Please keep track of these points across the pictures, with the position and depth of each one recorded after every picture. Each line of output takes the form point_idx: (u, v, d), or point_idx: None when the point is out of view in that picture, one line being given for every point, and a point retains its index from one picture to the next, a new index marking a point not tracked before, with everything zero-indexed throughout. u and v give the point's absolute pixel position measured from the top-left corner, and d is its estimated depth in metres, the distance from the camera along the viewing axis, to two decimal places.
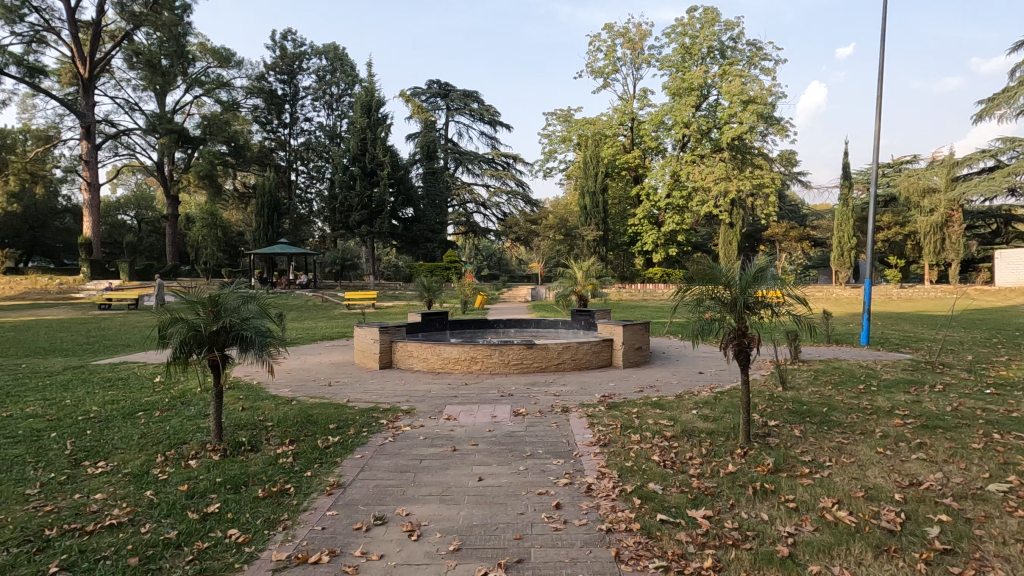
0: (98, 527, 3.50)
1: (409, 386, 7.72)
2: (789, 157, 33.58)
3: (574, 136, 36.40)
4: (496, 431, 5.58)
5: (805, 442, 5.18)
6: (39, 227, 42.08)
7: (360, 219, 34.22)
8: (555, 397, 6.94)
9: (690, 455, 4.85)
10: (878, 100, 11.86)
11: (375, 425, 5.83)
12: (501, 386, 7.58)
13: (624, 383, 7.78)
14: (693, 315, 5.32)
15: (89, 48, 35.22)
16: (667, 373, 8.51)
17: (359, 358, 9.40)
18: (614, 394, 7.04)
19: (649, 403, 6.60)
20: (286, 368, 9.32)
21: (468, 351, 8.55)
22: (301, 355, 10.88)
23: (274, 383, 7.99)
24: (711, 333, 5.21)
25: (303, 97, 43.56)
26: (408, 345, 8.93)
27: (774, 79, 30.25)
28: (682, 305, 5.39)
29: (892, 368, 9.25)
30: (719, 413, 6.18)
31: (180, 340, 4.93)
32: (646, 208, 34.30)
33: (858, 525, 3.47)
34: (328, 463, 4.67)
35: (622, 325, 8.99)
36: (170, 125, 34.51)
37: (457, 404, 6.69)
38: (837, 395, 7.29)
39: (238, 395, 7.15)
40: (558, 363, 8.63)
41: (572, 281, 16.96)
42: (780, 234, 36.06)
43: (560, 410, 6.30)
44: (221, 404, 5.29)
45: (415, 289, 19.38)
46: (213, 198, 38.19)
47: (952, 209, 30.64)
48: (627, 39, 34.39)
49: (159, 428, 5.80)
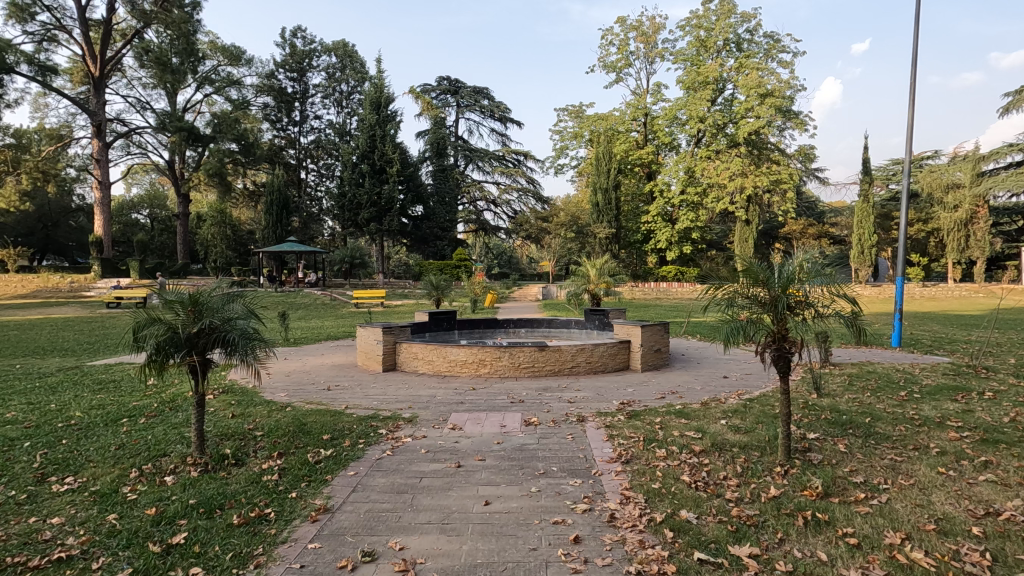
0: (44, 562, 3.03)
1: (413, 390, 7.22)
2: (808, 152, 32.70)
3: (586, 132, 35.79)
4: (505, 444, 5.06)
5: (853, 460, 4.61)
6: (52, 226, 42.29)
7: (369, 216, 33.78)
8: (570, 404, 6.41)
9: (724, 475, 4.28)
10: (911, 88, 11.22)
11: (375, 435, 5.34)
12: (511, 392, 7.06)
13: (643, 389, 7.22)
14: (725, 316, 4.76)
15: (99, 47, 35.21)
16: (690, 377, 7.94)
17: (362, 361, 8.95)
18: (633, 402, 6.48)
19: (673, 411, 6.05)
20: (285, 370, 8.87)
21: (476, 353, 8.02)
22: (303, 356, 10.46)
23: (270, 386, 7.54)
24: (740, 336, 4.67)
25: (313, 94, 43.31)
26: (412, 347, 8.44)
27: (792, 72, 29.42)
28: (712, 304, 4.88)
29: (931, 373, 8.59)
30: (751, 423, 5.61)
31: (155, 342, 4.45)
32: (660, 206, 33.69)
33: (938, 569, 2.89)
34: (318, 481, 4.18)
35: (641, 326, 8.42)
36: (180, 123, 34.36)
37: (463, 411, 6.17)
38: (877, 403, 6.67)
39: (230, 400, 6.70)
40: (572, 366, 8.09)
41: (584, 279, 16.41)
42: (797, 231, 35.16)
43: (576, 419, 5.76)
44: (202, 413, 4.81)
45: (423, 287, 18.95)
46: (223, 196, 38.08)
47: (978, 205, 29.62)
48: (640, 33, 33.75)
49: (140, 438, 5.34)
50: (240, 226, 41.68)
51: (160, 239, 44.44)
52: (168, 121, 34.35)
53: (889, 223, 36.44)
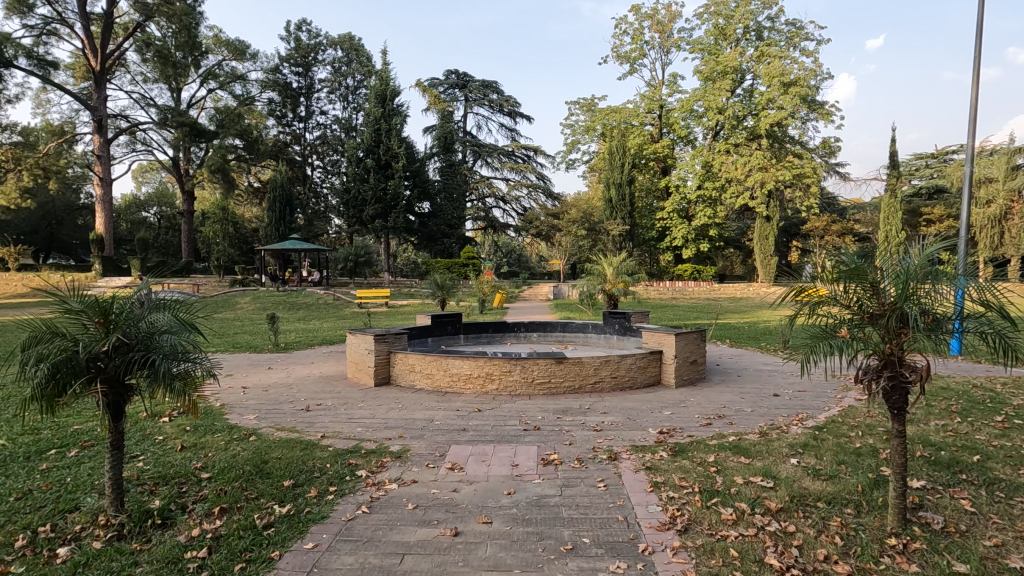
0: None
1: (406, 412, 6.05)
2: (831, 145, 31.10)
3: (598, 126, 34.40)
4: (518, 495, 3.88)
5: (991, 528, 3.42)
6: (55, 224, 41.77)
7: (373, 213, 32.46)
8: (596, 433, 5.22)
9: (824, 556, 3.06)
10: (975, 62, 9.81)
11: (350, 479, 4.18)
12: (525, 415, 5.88)
13: (682, 411, 6.02)
14: (816, 330, 3.59)
15: (100, 40, 34.25)
16: (734, 396, 6.73)
17: (353, 373, 7.81)
18: (674, 431, 5.27)
19: (727, 444, 4.83)
20: (263, 385, 7.72)
21: (483, 366, 6.85)
22: (288, 365, 9.36)
23: (240, 407, 6.41)
24: (823, 356, 3.57)
25: (318, 89, 42.35)
26: (409, 358, 7.26)
27: (817, 60, 27.97)
28: (794, 314, 3.78)
29: (1018, 390, 7.26)
30: (831, 466, 4.41)
31: (48, 366, 3.29)
32: (676, 202, 32.25)
33: None
34: (258, 561, 3.02)
35: (675, 334, 7.23)
36: (182, 118, 33.27)
37: (464, 443, 4.99)
38: (977, 433, 5.39)
39: (186, 425, 5.56)
40: (595, 382, 6.90)
41: (599, 278, 15.12)
42: (819, 229, 33.31)
43: (606, 457, 4.55)
44: (118, 460, 3.63)
45: (428, 287, 17.84)
46: (227, 192, 37.07)
47: (1014, 200, 27.79)
48: (655, 21, 32.42)
49: (53, 482, 4.20)
50: (244, 224, 40.76)
51: (164, 236, 43.68)
52: (170, 116, 33.44)
53: (915, 219, 34.71)
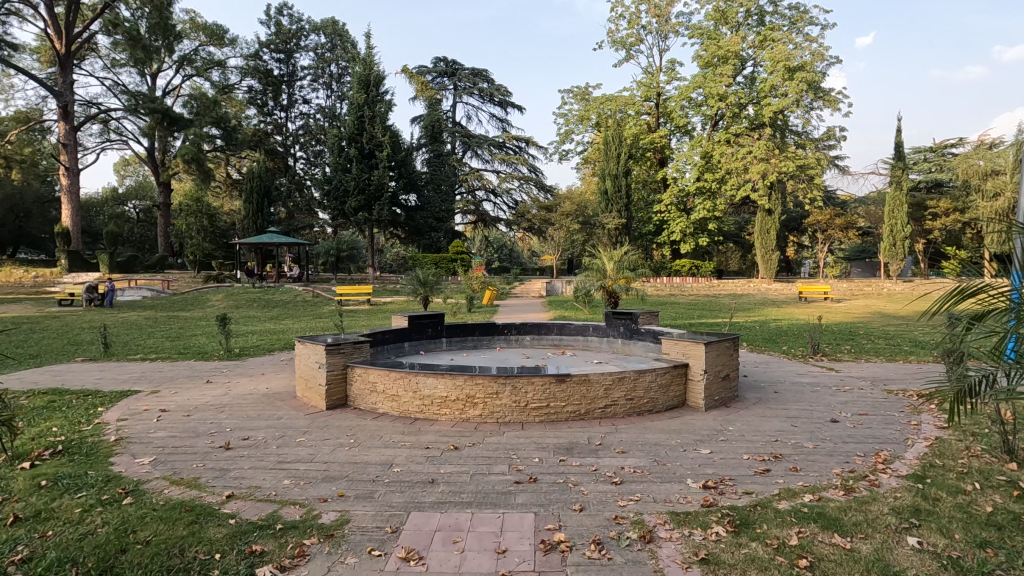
0: None
1: (360, 451, 4.54)
2: (835, 134, 29.63)
3: (593, 115, 32.67)
4: None
5: None
6: (24, 217, 39.28)
7: (356, 205, 30.64)
8: (619, 489, 3.72)
9: None
10: None
11: None
12: (518, 456, 4.37)
13: (726, 448, 4.53)
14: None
15: (66, 21, 32.05)
16: (784, 424, 5.26)
17: (302, 392, 6.29)
18: (726, 484, 3.80)
19: (808, 513, 3.33)
20: (188, 407, 6.15)
21: (462, 387, 5.34)
22: (233, 377, 7.80)
23: (140, 443, 4.85)
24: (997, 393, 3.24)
25: (301, 77, 40.43)
26: (369, 374, 5.74)
27: (824, 43, 26.45)
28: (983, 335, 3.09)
29: None
30: (981, 553, 2.95)
31: None
32: (674, 194, 30.65)
33: None
34: None
35: (706, 343, 5.77)
36: (154, 104, 31.25)
37: (430, 511, 3.46)
38: None
39: (44, 478, 3.98)
40: (606, 407, 5.43)
41: (598, 274, 13.55)
42: (822, 222, 31.34)
43: (639, 537, 3.07)
44: None
45: (410, 284, 16.25)
46: (202, 183, 34.74)
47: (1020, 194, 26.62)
48: (652, 5, 30.93)
49: None
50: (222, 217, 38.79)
51: (139, 231, 41.55)
52: (141, 102, 31.44)
53: (921, 213, 33.19)
